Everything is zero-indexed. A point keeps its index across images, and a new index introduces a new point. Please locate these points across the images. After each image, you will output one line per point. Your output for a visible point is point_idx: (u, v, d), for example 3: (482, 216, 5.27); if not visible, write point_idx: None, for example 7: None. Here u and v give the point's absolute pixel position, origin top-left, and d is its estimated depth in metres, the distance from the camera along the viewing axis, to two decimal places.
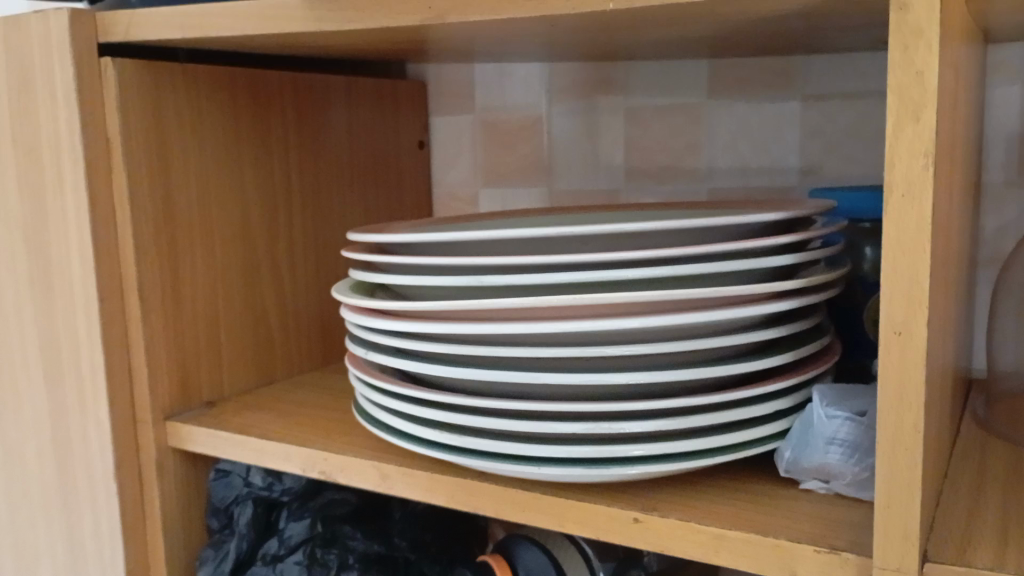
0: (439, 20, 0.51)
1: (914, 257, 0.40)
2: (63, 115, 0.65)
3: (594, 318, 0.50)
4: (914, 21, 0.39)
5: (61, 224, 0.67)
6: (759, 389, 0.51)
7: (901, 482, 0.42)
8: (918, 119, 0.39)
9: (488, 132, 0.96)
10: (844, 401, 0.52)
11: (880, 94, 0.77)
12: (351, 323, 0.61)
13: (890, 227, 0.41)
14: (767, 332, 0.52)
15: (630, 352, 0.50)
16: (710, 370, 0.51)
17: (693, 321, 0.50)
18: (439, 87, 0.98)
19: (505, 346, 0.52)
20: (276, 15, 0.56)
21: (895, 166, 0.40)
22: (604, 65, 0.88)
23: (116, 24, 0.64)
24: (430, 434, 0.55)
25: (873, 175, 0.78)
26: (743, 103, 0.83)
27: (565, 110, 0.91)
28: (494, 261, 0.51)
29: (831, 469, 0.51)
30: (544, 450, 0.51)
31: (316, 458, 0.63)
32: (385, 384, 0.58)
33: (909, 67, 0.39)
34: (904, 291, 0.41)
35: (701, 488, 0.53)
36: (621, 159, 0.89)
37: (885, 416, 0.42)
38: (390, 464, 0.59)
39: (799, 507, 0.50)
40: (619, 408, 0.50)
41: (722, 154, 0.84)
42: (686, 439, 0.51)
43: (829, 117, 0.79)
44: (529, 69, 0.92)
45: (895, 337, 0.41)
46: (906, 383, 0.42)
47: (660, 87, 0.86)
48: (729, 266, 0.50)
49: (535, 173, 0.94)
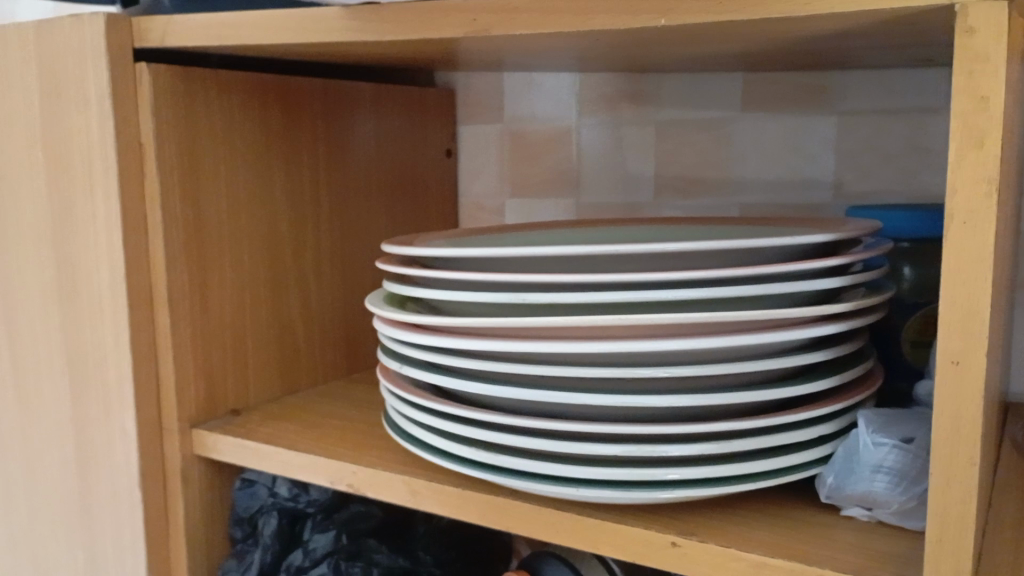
0: (483, 33, 0.50)
1: (974, 285, 0.39)
2: (96, 120, 0.65)
3: (636, 338, 0.49)
4: (981, 46, 0.38)
5: (91, 231, 0.67)
6: (802, 414, 0.50)
7: (957, 514, 0.42)
8: (981, 146, 0.38)
9: (516, 142, 0.95)
10: (889, 428, 0.51)
11: (918, 113, 0.76)
12: (385, 336, 0.60)
13: (950, 255, 0.39)
14: (811, 355, 0.51)
15: (673, 374, 0.49)
16: (753, 395, 0.50)
17: (735, 343, 0.49)
18: (468, 95, 0.98)
19: (544, 365, 0.51)
20: (315, 24, 0.55)
21: (956, 193, 0.39)
22: (636, 78, 0.88)
23: (152, 30, 0.63)
24: (465, 452, 0.54)
25: (909, 194, 0.77)
26: (777, 118, 0.82)
27: (595, 121, 0.90)
28: (534, 278, 0.50)
29: (876, 497, 0.50)
30: (581, 472, 0.50)
31: (344, 472, 0.62)
32: (417, 400, 0.57)
33: (971, 92, 0.38)
34: (963, 321, 0.40)
35: (739, 513, 0.52)
36: (649, 171, 0.88)
37: (940, 448, 0.41)
38: (420, 480, 0.58)
39: (842, 536, 0.49)
40: (660, 431, 0.49)
41: (754, 170, 0.83)
42: (727, 464, 0.50)
43: (867, 134, 0.78)
44: (558, 79, 0.92)
45: (951, 367, 0.40)
46: (963, 413, 0.41)
47: (691, 99, 0.85)
48: (775, 289, 0.49)
49: (563, 185, 0.93)
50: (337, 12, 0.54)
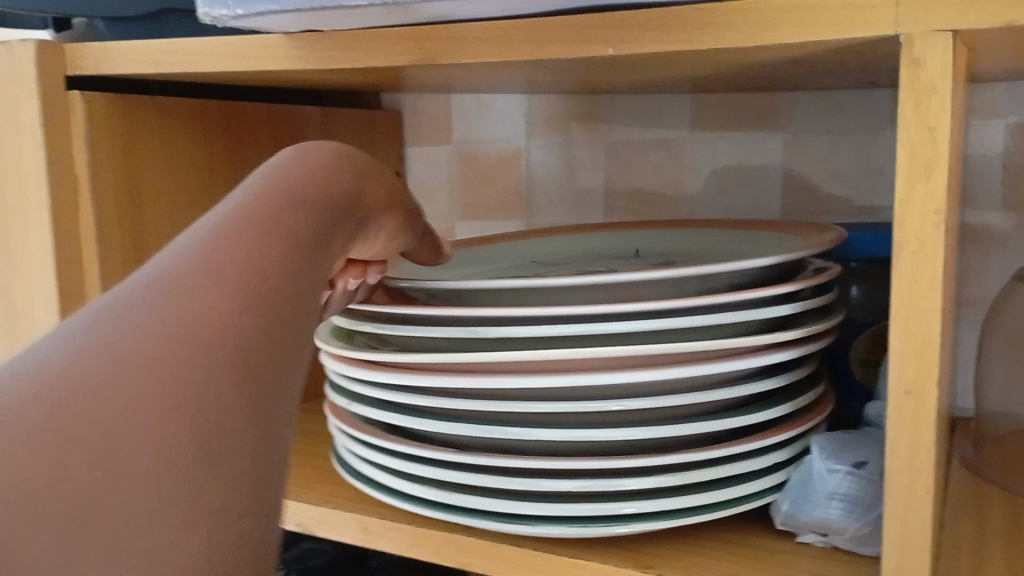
0: (430, 62, 0.49)
1: (927, 314, 0.39)
2: (27, 151, 0.62)
3: (590, 371, 0.48)
4: (927, 77, 0.38)
5: (25, 266, 0.64)
6: (757, 443, 0.50)
7: (914, 542, 0.42)
8: (929, 177, 0.38)
9: (466, 163, 0.95)
10: (844, 453, 0.51)
11: (863, 133, 0.76)
12: (334, 372, 0.58)
13: (899, 284, 0.40)
14: (765, 382, 0.51)
15: (629, 407, 0.49)
16: (708, 425, 0.50)
17: (692, 373, 0.48)
18: (417, 117, 0.96)
19: (497, 401, 0.50)
20: (257, 51, 0.54)
21: (905, 224, 0.39)
22: (585, 99, 0.87)
23: (85, 57, 0.61)
24: (417, 491, 0.53)
25: (856, 213, 0.78)
26: (726, 138, 0.82)
27: (545, 143, 0.90)
28: (484, 311, 0.49)
29: (832, 525, 0.49)
30: (536, 508, 0.50)
31: (295, 510, 0.61)
32: (367, 437, 0.55)
33: (918, 122, 0.38)
34: (914, 349, 0.40)
35: (696, 543, 0.52)
36: (601, 192, 0.88)
37: (896, 477, 0.41)
38: (371, 517, 0.57)
39: (799, 564, 0.49)
40: (615, 464, 0.49)
41: (704, 191, 0.84)
42: (682, 496, 0.49)
43: (814, 154, 0.78)
44: (508, 100, 0.91)
45: (905, 397, 0.40)
46: (917, 443, 0.41)
47: (641, 119, 0.85)
48: (729, 317, 0.49)
49: (514, 207, 0.93)
50: (278, 39, 0.52)
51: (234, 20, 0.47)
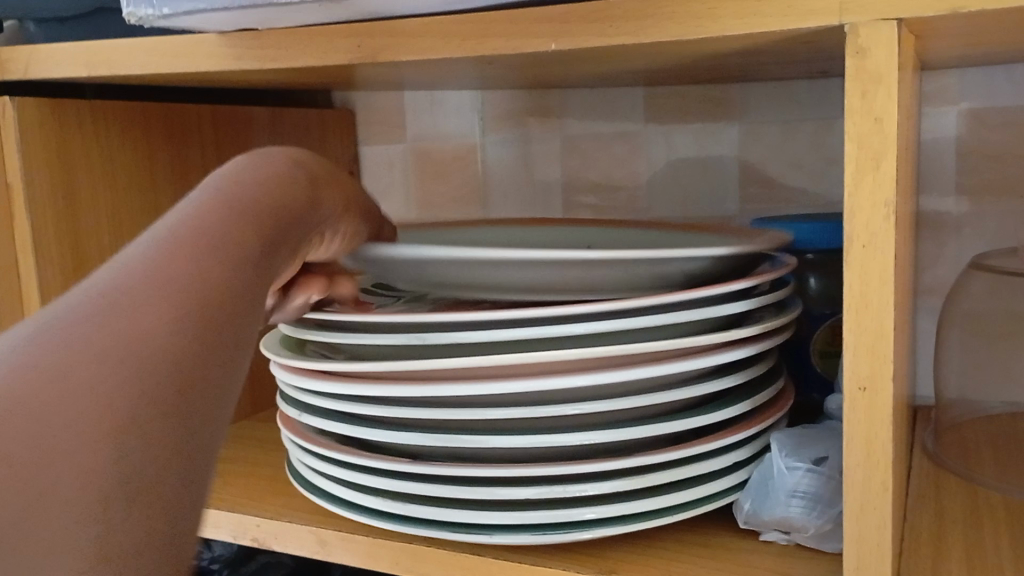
0: (370, 59, 0.47)
1: (879, 308, 0.39)
2: None
3: (544, 374, 0.47)
4: (873, 66, 0.37)
5: None
6: (716, 443, 0.50)
7: (874, 539, 0.41)
8: (878, 168, 0.37)
9: (420, 161, 0.93)
10: (802, 450, 0.51)
11: (817, 121, 0.76)
12: (284, 382, 0.57)
13: (851, 279, 0.39)
14: (722, 381, 0.50)
15: (583, 410, 0.48)
16: (665, 426, 0.49)
17: (647, 375, 0.47)
18: (369, 115, 0.94)
19: (450, 408, 0.49)
20: (192, 52, 0.52)
21: (855, 217, 0.38)
22: (539, 92, 0.86)
23: (15, 60, 0.59)
24: (371, 503, 0.52)
25: (813, 203, 0.77)
26: (681, 129, 0.81)
27: (500, 139, 0.89)
28: (434, 316, 0.48)
29: (793, 522, 0.48)
30: (494, 517, 0.48)
31: (248, 524, 0.59)
32: (319, 450, 0.54)
33: (864, 112, 0.37)
34: (869, 345, 0.39)
35: (658, 545, 0.51)
36: (558, 187, 0.87)
37: (853, 474, 0.41)
38: (326, 530, 0.55)
39: (761, 563, 0.48)
40: (572, 469, 0.48)
41: (661, 183, 0.83)
42: (641, 500, 0.48)
43: (770, 144, 0.78)
44: (460, 96, 0.89)
45: (860, 393, 0.40)
46: (874, 438, 0.40)
47: (595, 112, 0.84)
48: (683, 316, 0.48)
49: (471, 205, 0.92)
50: (212, 38, 0.51)
51: (160, 19, 0.46)
